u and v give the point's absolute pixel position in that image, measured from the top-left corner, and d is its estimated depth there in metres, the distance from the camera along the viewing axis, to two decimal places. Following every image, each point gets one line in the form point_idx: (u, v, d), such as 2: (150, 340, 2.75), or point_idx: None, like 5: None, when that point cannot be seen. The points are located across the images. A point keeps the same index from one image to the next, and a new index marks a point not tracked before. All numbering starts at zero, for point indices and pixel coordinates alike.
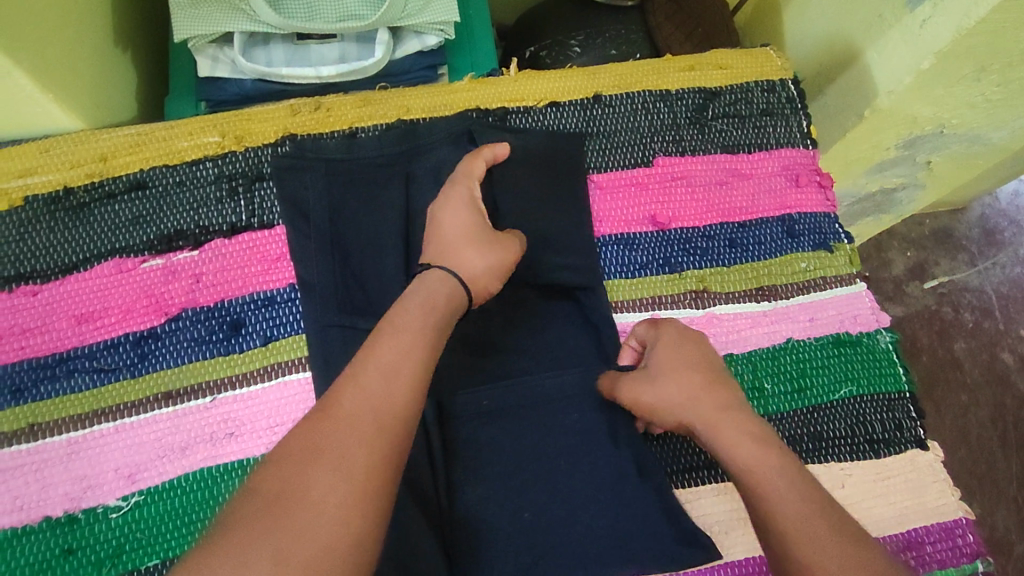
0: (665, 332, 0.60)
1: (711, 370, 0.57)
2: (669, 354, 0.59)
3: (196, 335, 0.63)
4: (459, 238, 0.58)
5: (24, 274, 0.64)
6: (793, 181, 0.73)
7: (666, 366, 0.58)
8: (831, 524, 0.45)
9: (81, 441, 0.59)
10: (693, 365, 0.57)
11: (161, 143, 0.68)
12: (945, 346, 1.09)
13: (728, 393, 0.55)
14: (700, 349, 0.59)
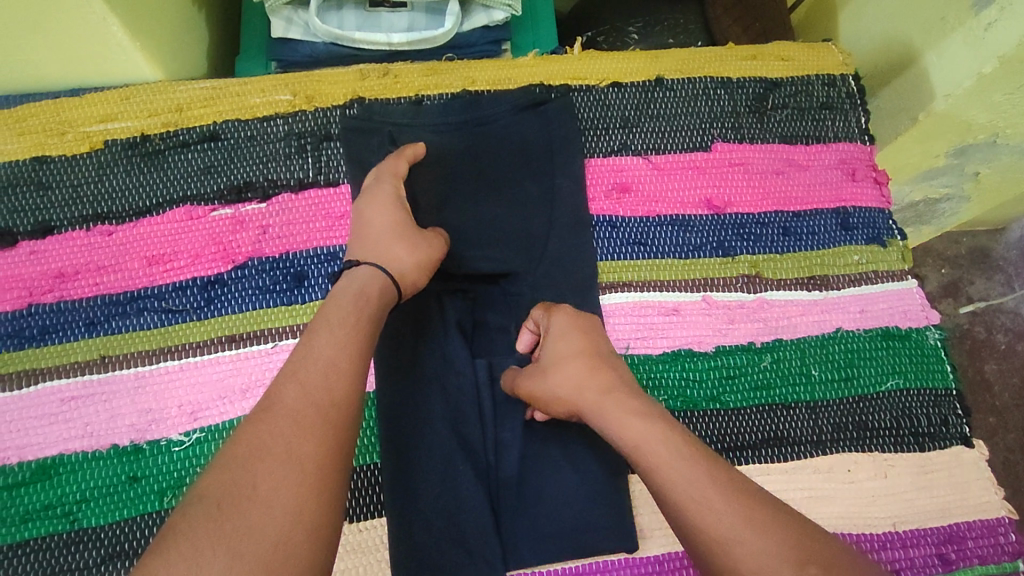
0: (555, 321, 0.58)
1: (598, 355, 0.55)
2: (557, 342, 0.56)
3: (260, 284, 0.65)
4: (384, 239, 0.57)
5: (100, 214, 0.66)
6: (849, 174, 0.74)
7: (557, 357, 0.55)
8: (724, 490, 0.42)
9: (149, 376, 0.61)
10: (580, 352, 0.55)
11: (235, 99, 0.71)
12: (975, 367, 1.09)
13: (616, 375, 0.53)
14: (586, 334, 0.57)
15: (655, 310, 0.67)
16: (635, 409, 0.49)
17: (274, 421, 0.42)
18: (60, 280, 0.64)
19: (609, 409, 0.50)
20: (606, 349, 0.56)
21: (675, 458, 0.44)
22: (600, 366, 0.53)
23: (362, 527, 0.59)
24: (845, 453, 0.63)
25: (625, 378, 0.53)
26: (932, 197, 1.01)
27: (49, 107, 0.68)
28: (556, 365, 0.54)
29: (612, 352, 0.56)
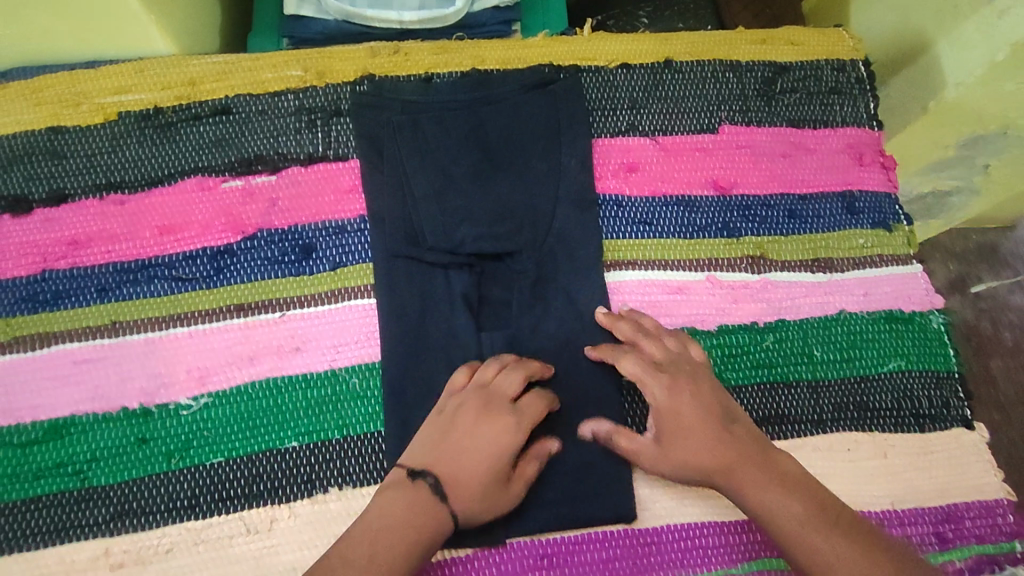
0: (655, 384, 0.59)
1: (710, 415, 0.57)
2: (667, 407, 0.58)
3: (269, 255, 0.66)
4: (452, 449, 0.56)
5: (113, 183, 0.67)
6: (856, 159, 0.74)
7: (666, 424, 0.58)
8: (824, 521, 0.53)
9: (158, 341, 0.62)
10: (690, 414, 0.57)
11: (248, 74, 0.72)
12: (981, 362, 1.07)
13: (732, 440, 0.57)
14: (689, 391, 0.58)
15: (659, 289, 0.67)
16: (791, 483, 0.55)
17: (367, 527, 0.52)
18: (73, 247, 0.65)
19: (766, 480, 0.55)
20: (711, 399, 0.58)
21: (811, 534, 0.52)
22: (717, 434, 0.57)
23: (364, 493, 0.60)
24: (845, 433, 0.64)
25: (737, 437, 0.57)
26: (942, 190, 0.98)
27: (65, 78, 0.69)
28: (665, 433, 0.58)
29: (718, 402, 0.58)
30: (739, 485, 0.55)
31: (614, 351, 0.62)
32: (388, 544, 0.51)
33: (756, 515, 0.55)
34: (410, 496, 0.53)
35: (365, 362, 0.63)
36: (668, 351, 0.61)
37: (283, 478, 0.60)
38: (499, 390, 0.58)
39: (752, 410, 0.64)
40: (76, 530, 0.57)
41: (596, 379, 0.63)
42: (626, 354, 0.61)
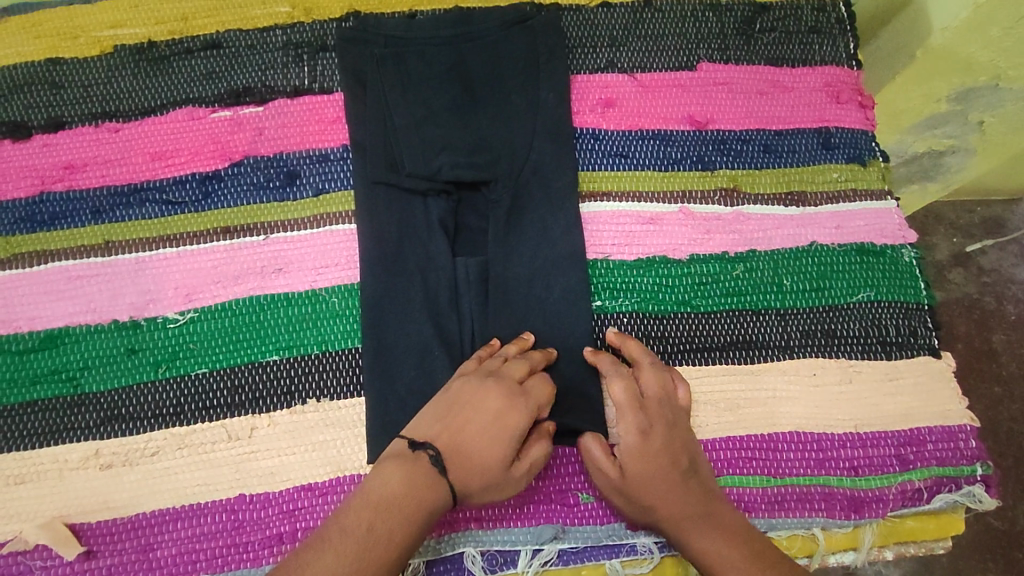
0: (631, 423, 0.57)
1: (674, 465, 0.57)
2: (637, 450, 0.57)
3: (255, 181, 0.68)
4: (460, 428, 0.55)
5: (108, 112, 0.70)
6: (834, 97, 0.74)
7: (635, 463, 0.56)
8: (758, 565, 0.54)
9: (148, 260, 0.65)
10: (659, 458, 0.56)
11: (237, 10, 0.74)
12: (982, 336, 1.07)
13: (686, 491, 0.56)
14: (661, 439, 0.57)
15: (633, 221, 0.69)
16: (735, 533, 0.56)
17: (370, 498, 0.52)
18: (69, 171, 0.68)
19: (708, 529, 0.56)
20: (680, 445, 0.58)
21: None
22: (676, 479, 0.56)
23: (340, 406, 0.62)
24: (812, 358, 0.65)
25: (692, 487, 0.57)
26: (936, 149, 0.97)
27: (64, 12, 0.72)
28: (632, 470, 0.56)
29: (684, 449, 0.58)
30: (684, 531, 0.56)
31: (607, 371, 0.60)
32: (385, 519, 0.51)
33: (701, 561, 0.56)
34: (411, 473, 0.53)
35: (343, 283, 0.65)
36: (658, 389, 0.59)
37: (264, 390, 0.62)
38: (508, 375, 0.58)
39: (720, 336, 0.66)
40: (69, 432, 0.61)
41: (567, 304, 0.65)
42: (619, 375, 0.59)
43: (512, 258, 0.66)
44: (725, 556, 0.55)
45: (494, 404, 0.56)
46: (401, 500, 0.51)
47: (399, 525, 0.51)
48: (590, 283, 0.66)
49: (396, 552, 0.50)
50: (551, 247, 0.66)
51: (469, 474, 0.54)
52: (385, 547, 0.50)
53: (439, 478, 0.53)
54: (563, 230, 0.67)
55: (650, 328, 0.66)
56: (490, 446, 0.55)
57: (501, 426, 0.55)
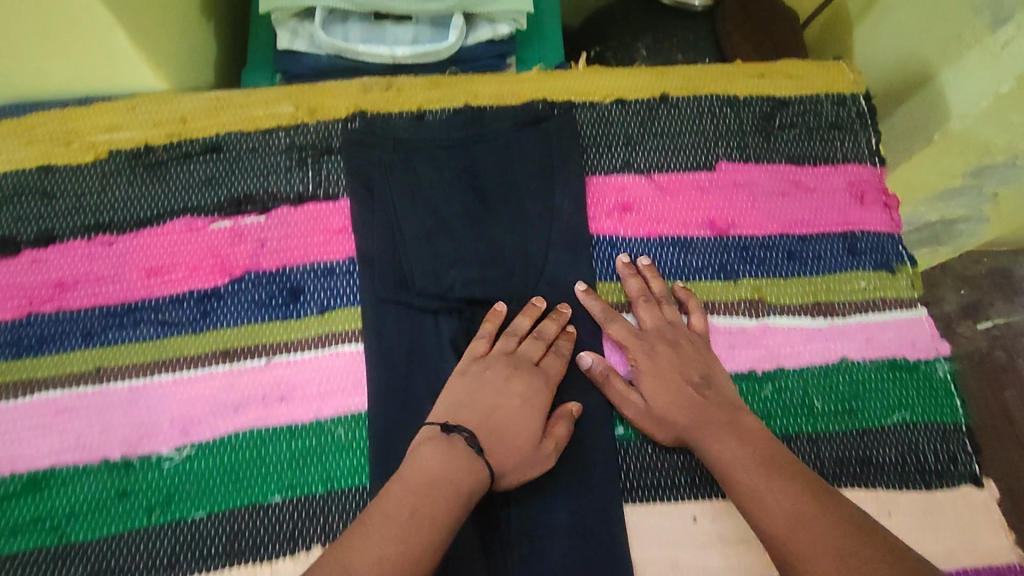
0: (637, 350, 0.62)
1: (688, 381, 0.60)
2: (647, 368, 0.61)
3: (257, 299, 0.65)
4: (485, 412, 0.57)
5: (102, 223, 0.66)
6: (857, 198, 0.71)
7: (650, 388, 0.60)
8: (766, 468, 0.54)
9: (143, 389, 0.62)
10: (670, 376, 0.60)
11: (238, 110, 0.70)
12: (995, 394, 1.04)
13: (702, 401, 0.59)
14: (668, 359, 0.61)
15: None
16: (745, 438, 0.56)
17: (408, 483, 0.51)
18: (60, 289, 0.64)
19: (725, 434, 0.57)
20: (693, 363, 0.61)
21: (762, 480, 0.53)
22: (688, 393, 0.60)
23: None
24: (848, 489, 0.61)
25: (710, 399, 0.59)
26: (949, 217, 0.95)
27: (57, 116, 0.69)
28: (646, 392, 0.61)
29: (693, 365, 0.61)
30: (704, 436, 0.57)
31: (604, 313, 0.64)
32: (430, 502, 0.50)
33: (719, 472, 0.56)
34: (449, 453, 0.53)
35: (350, 411, 0.62)
36: (662, 317, 0.64)
37: (266, 534, 0.58)
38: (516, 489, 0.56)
39: None
40: None
41: (589, 433, 0.61)
42: (616, 316, 0.64)
43: None
44: (739, 460, 0.55)
45: (518, 388, 0.59)
46: (444, 484, 0.51)
47: (444, 507, 0.50)
48: (613, 409, 0.63)
49: (444, 535, 0.49)
50: (571, 369, 0.63)
51: (501, 457, 0.55)
52: (433, 527, 0.49)
53: (476, 458, 0.54)
54: (583, 349, 0.64)
55: (676, 457, 0.62)
56: (519, 428, 0.57)
57: (525, 407, 0.58)
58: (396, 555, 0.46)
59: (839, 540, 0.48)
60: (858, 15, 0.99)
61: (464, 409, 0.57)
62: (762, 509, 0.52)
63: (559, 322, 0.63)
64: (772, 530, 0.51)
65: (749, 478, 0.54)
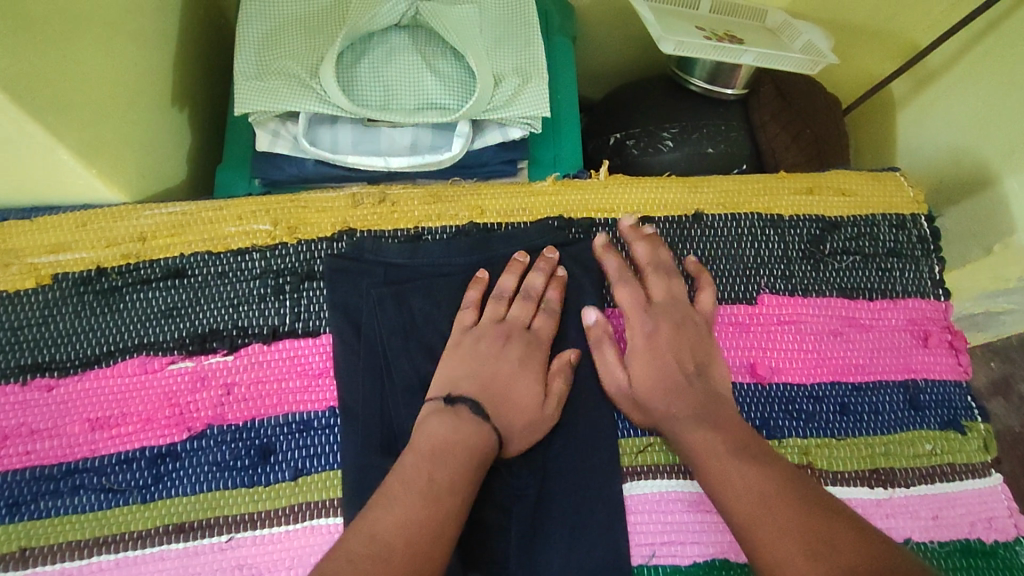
0: (634, 321, 0.59)
1: (680, 362, 0.56)
2: (640, 341, 0.58)
3: (220, 459, 0.55)
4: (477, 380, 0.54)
5: (42, 364, 0.57)
6: (919, 339, 0.63)
7: (638, 363, 0.57)
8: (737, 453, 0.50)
9: (77, 574, 0.52)
10: (664, 356, 0.57)
11: (206, 226, 0.61)
12: None
13: (692, 387, 0.55)
14: (664, 338, 0.57)
15: (686, 509, 0.55)
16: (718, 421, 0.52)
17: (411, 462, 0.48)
18: None
19: (704, 420, 0.52)
20: (689, 345, 0.57)
21: (733, 461, 0.49)
22: (680, 379, 0.55)
23: None
24: None
25: (698, 389, 0.55)
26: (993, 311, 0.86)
27: None
28: (631, 365, 0.57)
29: (688, 350, 0.57)
30: (681, 423, 0.53)
31: (602, 280, 0.60)
32: (442, 467, 0.48)
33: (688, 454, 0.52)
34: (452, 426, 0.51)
35: None
36: (664, 290, 0.60)
37: None
38: None
39: None
40: None
41: None
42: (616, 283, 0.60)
43: (540, 570, 0.52)
44: (712, 443, 0.51)
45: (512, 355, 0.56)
46: (454, 455, 0.49)
47: (455, 476, 0.48)
48: None
49: (458, 500, 0.47)
50: (589, 555, 0.53)
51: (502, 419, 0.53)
52: (448, 497, 0.47)
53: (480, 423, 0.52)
54: (602, 529, 0.53)
55: None
56: (518, 397, 0.54)
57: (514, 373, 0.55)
58: (405, 526, 0.44)
59: (805, 525, 0.44)
60: (902, 97, 0.88)
61: (454, 381, 0.54)
62: (728, 491, 0.48)
63: (548, 271, 0.60)
64: (734, 508, 0.47)
65: (719, 461, 0.50)
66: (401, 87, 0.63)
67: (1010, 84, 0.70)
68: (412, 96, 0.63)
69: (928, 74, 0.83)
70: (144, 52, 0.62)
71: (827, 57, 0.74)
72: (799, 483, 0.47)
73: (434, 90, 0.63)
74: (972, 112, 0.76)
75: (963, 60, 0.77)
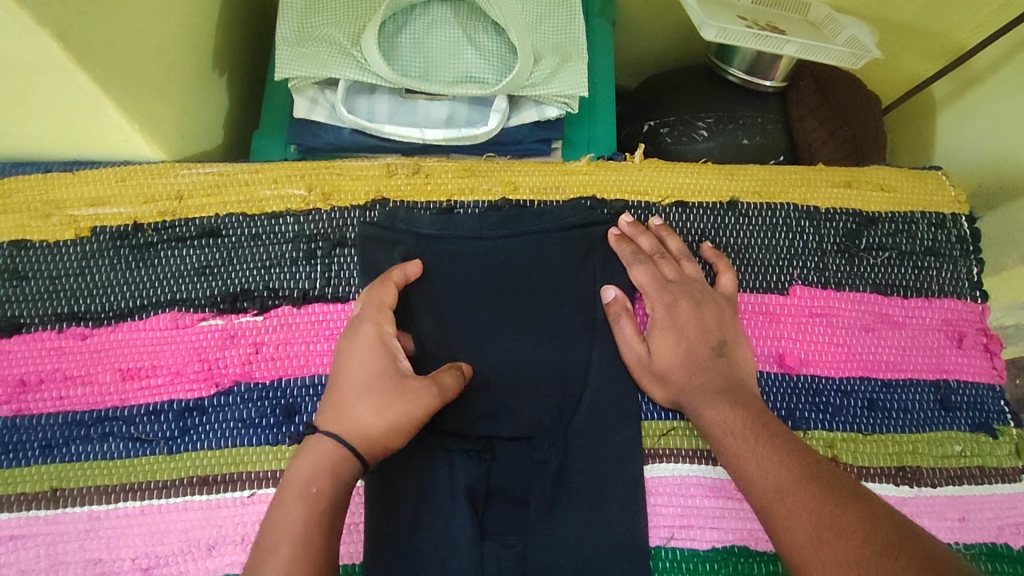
0: (654, 299, 0.57)
1: (702, 341, 0.55)
2: (661, 317, 0.57)
3: (245, 417, 0.56)
4: (344, 392, 0.49)
5: (78, 313, 0.58)
6: (953, 340, 0.62)
7: (659, 340, 0.56)
8: (758, 435, 0.49)
9: (103, 518, 0.53)
10: (685, 334, 0.56)
11: (242, 188, 0.62)
12: None
13: (711, 369, 0.54)
14: (685, 313, 0.56)
15: (706, 492, 0.55)
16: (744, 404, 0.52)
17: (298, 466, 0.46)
18: (20, 390, 0.56)
19: (723, 402, 0.52)
20: (712, 321, 0.56)
21: (755, 444, 0.48)
22: (704, 361, 0.55)
23: None
24: None
25: (723, 368, 0.54)
26: None
27: (39, 182, 0.61)
28: (652, 343, 0.56)
29: (710, 326, 0.56)
30: (699, 403, 0.53)
31: (630, 255, 0.59)
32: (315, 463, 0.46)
33: (711, 437, 0.52)
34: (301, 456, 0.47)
35: (344, 564, 0.53)
36: (690, 268, 0.59)
37: None
38: None
39: None
40: None
41: None
42: (642, 258, 0.59)
43: (556, 544, 0.52)
44: (734, 427, 0.50)
45: (347, 362, 0.50)
46: (302, 488, 0.45)
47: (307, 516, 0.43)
48: None
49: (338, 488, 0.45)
50: (608, 532, 0.53)
51: (360, 434, 0.47)
52: (325, 489, 0.45)
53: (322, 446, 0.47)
54: (622, 508, 0.53)
55: None
56: (376, 415, 0.48)
57: (381, 389, 0.48)
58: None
59: (819, 516, 0.42)
60: (944, 99, 0.86)
61: (338, 396, 0.49)
62: (749, 478, 0.48)
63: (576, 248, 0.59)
64: (755, 496, 0.47)
65: (743, 447, 0.49)
66: (440, 58, 0.63)
67: None
68: (451, 67, 0.63)
69: (973, 76, 0.81)
70: (190, 15, 0.62)
71: (871, 52, 0.73)
72: (822, 474, 0.45)
73: (474, 63, 0.63)
74: (1017, 114, 0.74)
75: (1011, 63, 0.75)
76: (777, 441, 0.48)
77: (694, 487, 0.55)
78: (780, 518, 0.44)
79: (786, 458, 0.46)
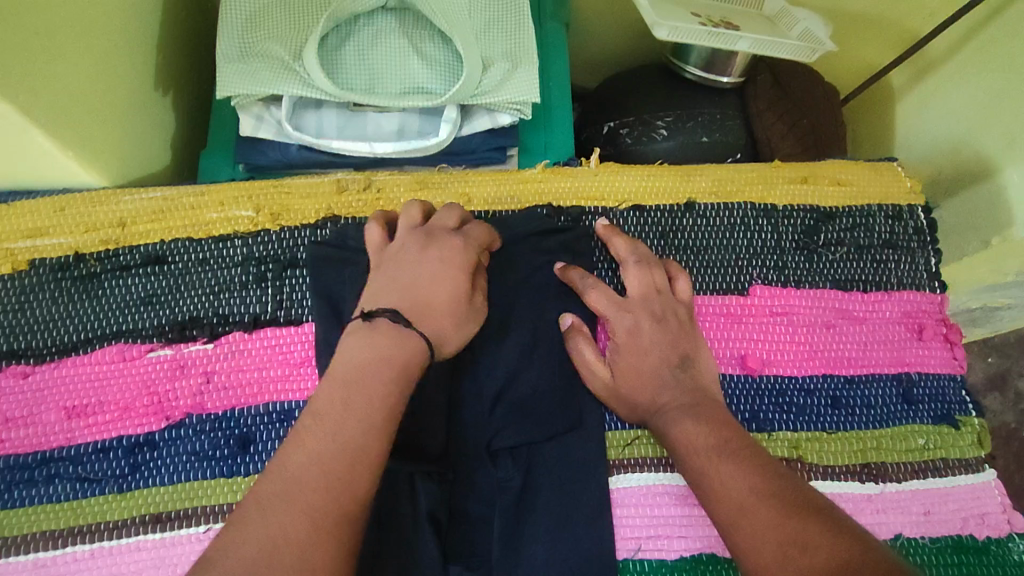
0: (617, 321, 0.55)
1: (667, 360, 0.53)
2: (626, 341, 0.54)
3: (199, 449, 0.54)
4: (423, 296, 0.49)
5: (17, 351, 0.56)
6: (913, 332, 0.62)
7: (624, 363, 0.54)
8: (721, 449, 0.48)
9: (51, 564, 0.51)
10: (651, 354, 0.54)
11: (188, 212, 0.60)
12: None
13: (675, 384, 0.53)
14: (648, 334, 0.54)
15: (672, 501, 0.54)
16: (703, 413, 0.51)
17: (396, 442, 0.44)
18: None
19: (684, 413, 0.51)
20: (676, 339, 0.54)
21: (719, 459, 0.48)
22: (668, 376, 0.53)
23: None
24: None
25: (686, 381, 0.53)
26: (990, 305, 0.85)
27: None
28: (616, 368, 0.54)
29: (675, 345, 0.54)
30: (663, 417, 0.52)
31: (584, 280, 0.57)
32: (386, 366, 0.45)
33: (674, 450, 0.51)
34: (372, 335, 0.45)
35: None
36: (652, 283, 0.57)
37: None
38: None
39: None
40: None
41: None
42: (595, 282, 0.57)
43: (523, 564, 0.52)
44: (695, 439, 0.50)
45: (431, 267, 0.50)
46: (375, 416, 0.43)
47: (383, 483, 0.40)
48: None
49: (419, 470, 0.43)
50: (573, 548, 0.52)
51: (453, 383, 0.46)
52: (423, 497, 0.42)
53: (415, 337, 0.46)
54: (586, 522, 0.53)
55: None
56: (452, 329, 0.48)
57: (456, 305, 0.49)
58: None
59: (782, 532, 0.42)
60: (902, 87, 0.86)
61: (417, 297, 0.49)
62: (710, 489, 0.47)
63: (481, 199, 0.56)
64: (719, 513, 0.46)
65: (705, 461, 0.48)
66: (386, 70, 0.62)
67: (1008, 75, 0.69)
68: (398, 79, 0.62)
69: (928, 64, 0.81)
70: (126, 33, 0.60)
71: (826, 45, 0.72)
72: (786, 486, 0.45)
73: (421, 74, 0.62)
74: (973, 100, 0.74)
75: (965, 50, 0.75)
76: (738, 454, 0.48)
77: (659, 496, 0.54)
78: (744, 534, 0.43)
79: (751, 473, 0.46)
